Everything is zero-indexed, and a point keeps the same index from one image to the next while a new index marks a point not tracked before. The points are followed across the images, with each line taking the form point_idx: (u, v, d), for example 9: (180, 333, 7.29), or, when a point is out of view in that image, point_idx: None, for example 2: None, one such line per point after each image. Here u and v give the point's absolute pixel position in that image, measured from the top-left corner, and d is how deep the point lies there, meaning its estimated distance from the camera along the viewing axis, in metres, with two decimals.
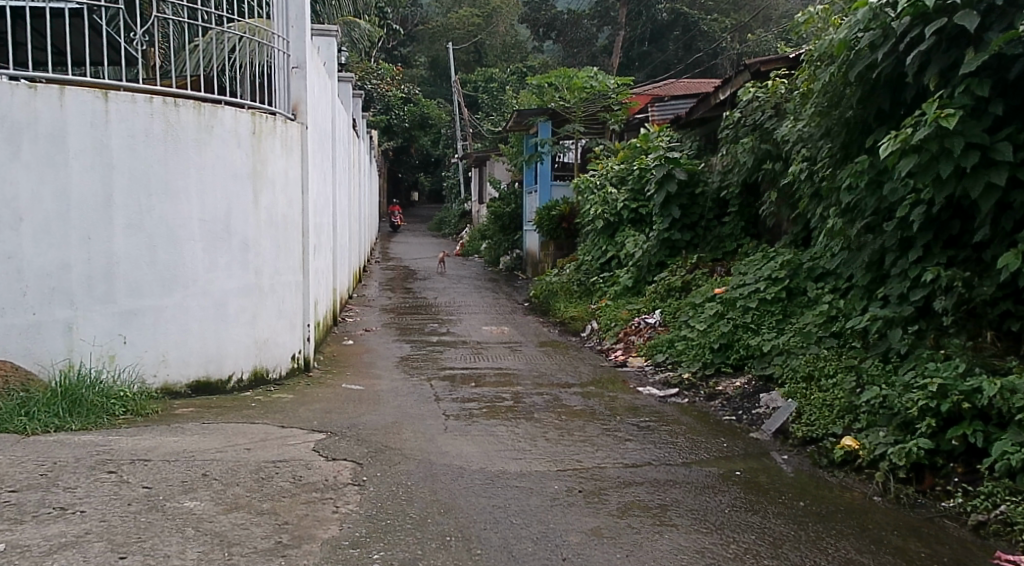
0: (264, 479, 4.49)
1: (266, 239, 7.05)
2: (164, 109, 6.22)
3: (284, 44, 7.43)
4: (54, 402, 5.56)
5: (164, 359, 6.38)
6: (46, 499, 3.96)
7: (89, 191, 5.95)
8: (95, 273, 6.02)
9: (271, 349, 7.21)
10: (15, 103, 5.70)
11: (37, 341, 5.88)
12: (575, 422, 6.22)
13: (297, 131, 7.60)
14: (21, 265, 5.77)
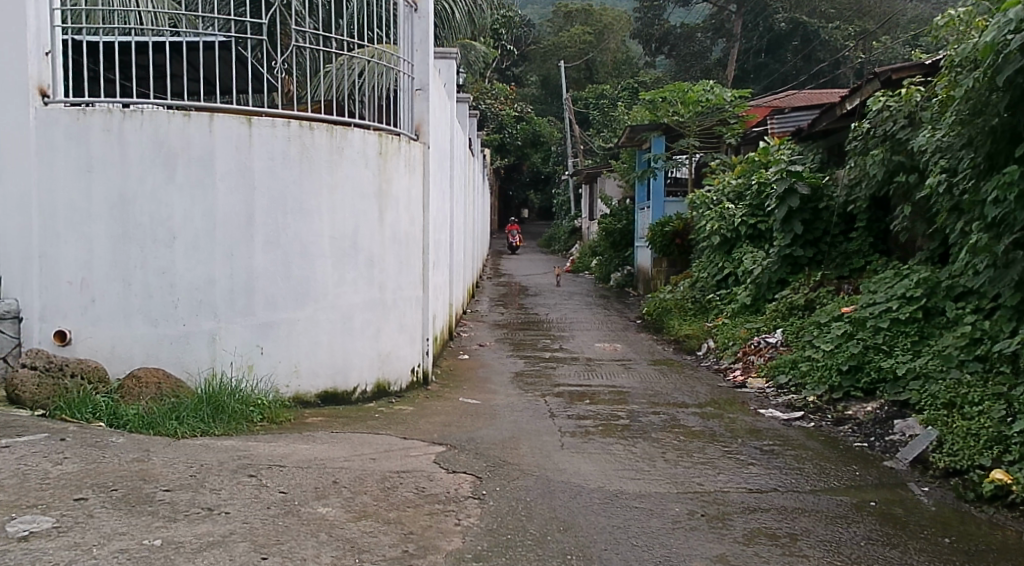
0: (389, 489, 4.64)
1: (390, 255, 7.30)
2: (299, 132, 6.56)
3: (408, 68, 7.72)
4: (200, 407, 5.92)
5: (296, 370, 6.70)
6: (195, 500, 4.23)
7: (233, 210, 6.38)
8: (237, 287, 6.44)
9: (393, 362, 7.44)
10: (172, 129, 6.22)
11: (187, 349, 6.38)
12: (694, 443, 6.12)
13: (419, 151, 7.84)
14: (174, 280, 6.32)
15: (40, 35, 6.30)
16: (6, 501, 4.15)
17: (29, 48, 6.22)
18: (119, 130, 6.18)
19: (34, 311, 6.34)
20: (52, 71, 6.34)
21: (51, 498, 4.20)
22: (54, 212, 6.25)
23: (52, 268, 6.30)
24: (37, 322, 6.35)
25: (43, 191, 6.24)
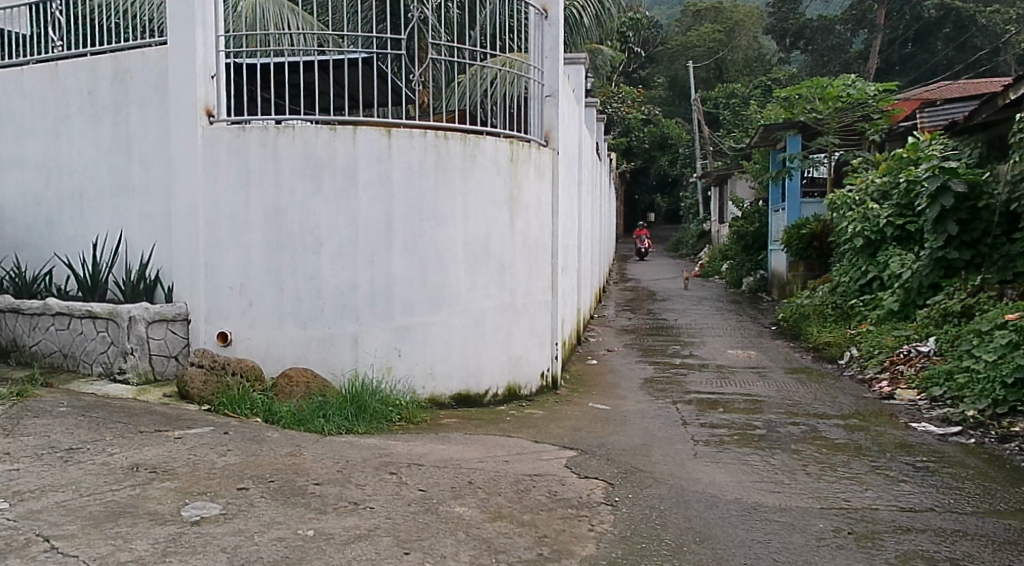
0: (523, 492, 4.71)
1: (521, 260, 7.41)
2: (436, 142, 6.78)
3: (538, 74, 7.81)
4: (344, 406, 6.22)
5: (431, 372, 6.91)
6: (342, 494, 4.45)
7: (374, 218, 6.69)
8: (377, 292, 6.73)
9: (523, 365, 7.54)
10: (320, 143, 6.62)
11: (332, 351, 6.75)
12: (839, 457, 5.86)
13: (549, 156, 7.91)
14: (320, 285, 6.72)
15: (207, 61, 6.93)
16: (177, 487, 4.53)
17: (198, 73, 6.89)
18: (274, 145, 6.68)
19: (199, 313, 7.00)
20: (217, 92, 6.99)
21: (217, 486, 4.54)
22: (218, 222, 6.87)
23: (217, 274, 6.92)
24: (203, 323, 7.01)
25: (209, 203, 6.89)
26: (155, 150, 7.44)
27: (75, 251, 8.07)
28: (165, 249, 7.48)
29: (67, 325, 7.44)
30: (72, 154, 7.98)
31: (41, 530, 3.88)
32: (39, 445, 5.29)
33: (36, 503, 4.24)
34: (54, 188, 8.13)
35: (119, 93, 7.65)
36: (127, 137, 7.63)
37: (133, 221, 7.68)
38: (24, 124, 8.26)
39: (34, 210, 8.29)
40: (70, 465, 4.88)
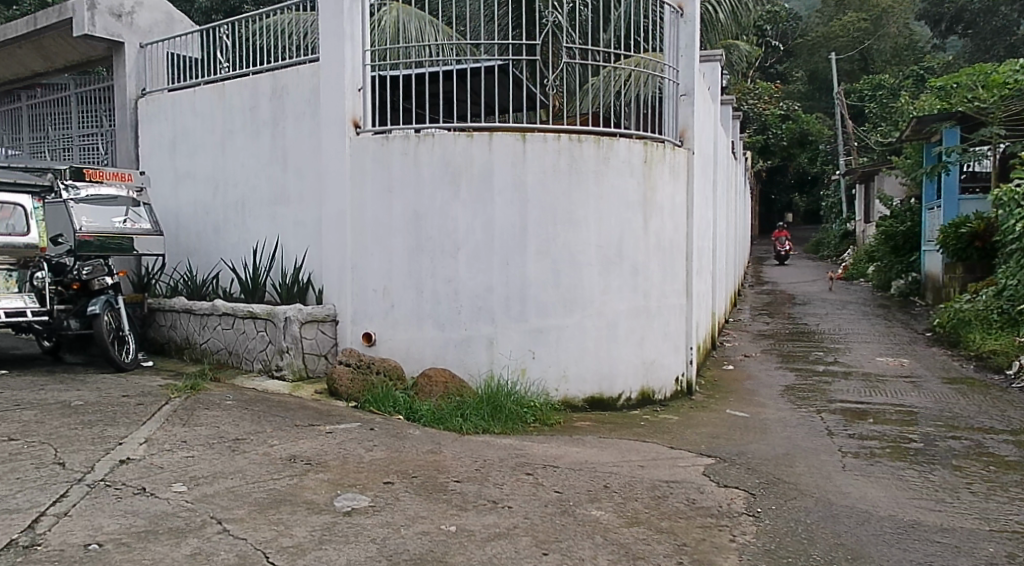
0: (660, 498, 4.66)
1: (655, 262, 7.31)
2: (569, 145, 6.82)
3: (673, 73, 7.70)
4: (481, 406, 6.35)
5: (565, 375, 6.94)
6: (481, 492, 4.55)
7: (509, 222, 6.82)
8: (512, 295, 6.85)
9: (657, 370, 7.43)
10: (458, 149, 6.85)
11: (469, 352, 6.93)
12: (1007, 476, 5.44)
13: (684, 156, 7.75)
14: (457, 288, 6.92)
15: (355, 74, 7.45)
16: (330, 479, 4.78)
17: (346, 86, 7.40)
18: (415, 152, 6.97)
19: (347, 314, 7.38)
20: (363, 103, 7.46)
21: (366, 479, 4.76)
22: (364, 228, 7.27)
23: (363, 276, 7.28)
24: (349, 325, 7.39)
25: (356, 209, 7.31)
26: (307, 161, 7.92)
27: (237, 257, 8.72)
28: (316, 253, 7.93)
29: (231, 325, 8.00)
30: (236, 167, 8.65)
31: (213, 513, 4.20)
32: (209, 434, 5.73)
33: (207, 488, 4.59)
34: (221, 198, 8.83)
35: (276, 109, 8.19)
36: (282, 149, 8.15)
37: (288, 228, 8.19)
38: (196, 141, 9.04)
39: (204, 219, 9.03)
40: (236, 454, 5.25)
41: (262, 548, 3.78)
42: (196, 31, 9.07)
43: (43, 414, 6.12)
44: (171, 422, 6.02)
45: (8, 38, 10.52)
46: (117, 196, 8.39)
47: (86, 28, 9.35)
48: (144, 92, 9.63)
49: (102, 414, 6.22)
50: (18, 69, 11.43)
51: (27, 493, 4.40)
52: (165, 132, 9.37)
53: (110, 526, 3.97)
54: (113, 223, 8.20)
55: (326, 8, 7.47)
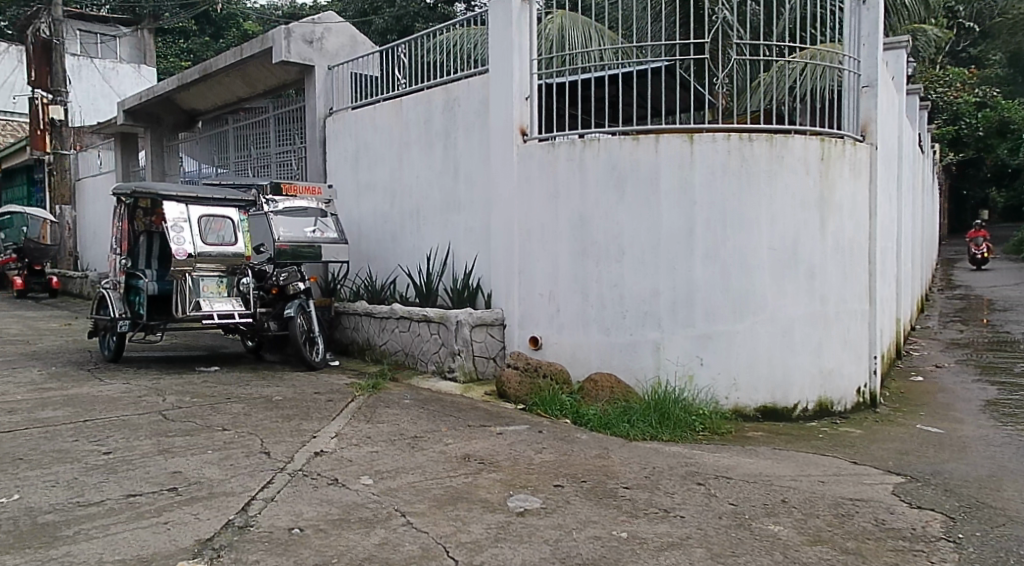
0: (845, 517, 4.41)
1: (834, 264, 6.91)
2: (739, 144, 6.62)
3: (854, 63, 7.25)
4: (648, 412, 6.28)
5: (735, 383, 6.72)
6: (653, 500, 4.51)
7: (676, 225, 6.71)
8: (679, 299, 6.74)
9: (837, 380, 7.03)
10: (623, 152, 6.85)
11: (635, 357, 6.89)
12: None
13: (866, 153, 7.22)
14: (623, 292, 6.91)
15: (522, 83, 7.62)
16: (503, 479, 4.90)
17: (513, 95, 7.57)
18: (581, 157, 7.05)
19: (514, 318, 7.64)
20: (530, 111, 7.62)
21: (537, 481, 4.85)
22: (531, 233, 7.46)
23: (530, 281, 7.50)
24: (516, 328, 7.64)
25: (523, 215, 7.52)
26: (477, 169, 8.18)
27: (413, 263, 9.16)
28: (485, 259, 8.16)
29: (408, 328, 8.39)
30: (411, 177, 9.09)
31: (397, 506, 4.42)
32: (391, 431, 6.04)
33: (392, 482, 4.84)
34: (398, 207, 9.32)
35: (448, 120, 8.52)
36: (453, 158, 8.47)
37: (459, 234, 8.49)
38: (376, 153, 9.58)
39: (383, 227, 9.58)
40: (416, 451, 5.51)
41: (442, 542, 3.94)
42: (376, 51, 9.61)
43: (247, 407, 6.69)
44: (357, 418, 6.40)
45: (217, 68, 11.61)
46: (307, 208, 8.99)
47: (284, 54, 9.99)
48: (332, 111, 10.33)
49: (297, 409, 6.71)
50: (224, 95, 12.57)
51: (237, 478, 4.82)
52: (349, 147, 10.01)
53: (309, 513, 4.28)
54: (305, 232, 8.83)
55: (496, 21, 7.75)
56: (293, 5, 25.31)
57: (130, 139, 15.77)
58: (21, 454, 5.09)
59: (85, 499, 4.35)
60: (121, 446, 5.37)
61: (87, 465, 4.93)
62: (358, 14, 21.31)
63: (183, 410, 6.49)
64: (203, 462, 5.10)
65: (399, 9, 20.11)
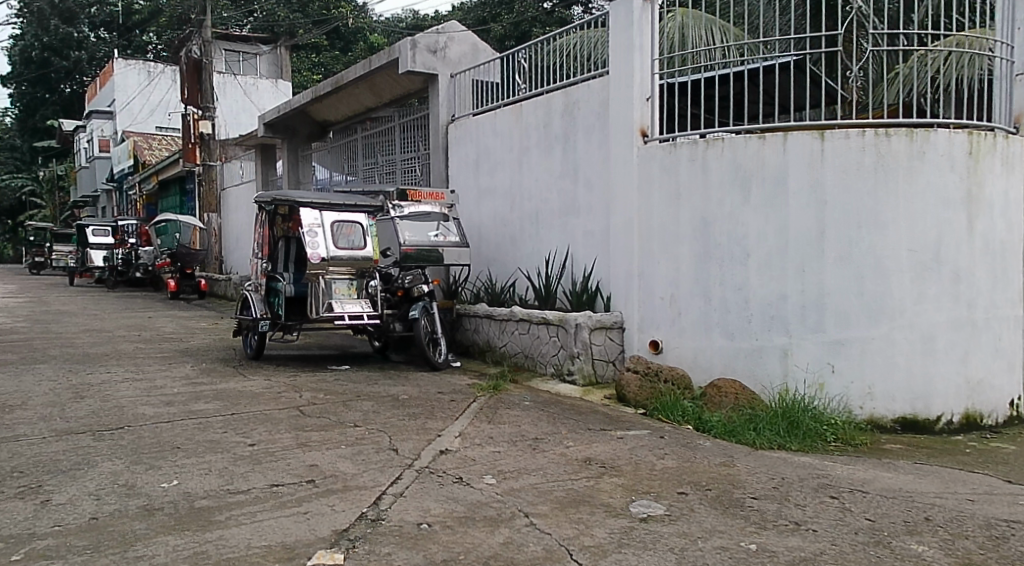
0: (996, 539, 4.17)
1: (982, 267, 6.52)
2: (876, 141, 6.36)
3: (1007, 48, 6.88)
4: (775, 421, 6.12)
5: (870, 392, 6.44)
6: (783, 512, 4.42)
7: (805, 226, 6.53)
8: (809, 303, 6.53)
9: (985, 391, 6.62)
10: (750, 152, 6.73)
11: (761, 363, 6.74)
12: None
13: (1021, 145, 6.79)
14: (748, 296, 6.77)
15: (643, 84, 7.58)
16: (624, 484, 4.92)
17: (634, 96, 7.55)
18: (704, 158, 6.97)
19: (634, 322, 7.64)
20: (651, 112, 7.57)
21: (661, 488, 4.84)
22: (651, 236, 7.44)
23: (650, 285, 7.48)
24: (636, 332, 7.64)
25: (643, 218, 7.50)
26: (596, 172, 8.20)
27: (531, 265, 9.29)
28: (604, 262, 8.18)
29: (527, 330, 8.51)
30: (530, 180, 9.21)
31: (521, 507, 4.51)
32: (513, 432, 6.15)
33: (514, 482, 4.94)
34: (517, 210, 9.47)
35: (567, 123, 8.58)
36: (573, 161, 8.52)
37: (578, 237, 8.53)
38: (496, 158, 9.76)
39: (503, 231, 9.76)
40: (537, 453, 5.60)
41: (567, 544, 4.00)
42: (497, 58, 9.80)
43: (376, 405, 6.98)
44: (479, 418, 6.55)
45: (348, 80, 12.14)
46: (430, 212, 9.30)
47: (409, 64, 10.32)
48: (453, 118, 10.61)
49: (423, 408, 6.94)
50: (354, 105, 13.12)
51: (369, 473, 5.05)
52: (469, 152, 10.24)
53: (436, 509, 4.44)
54: (428, 236, 9.11)
55: (618, 22, 7.75)
56: (416, 16, 26.10)
57: (268, 150, 16.71)
58: (177, 443, 5.52)
59: (234, 487, 4.68)
60: (263, 439, 5.73)
61: (235, 455, 5.29)
62: (477, 22, 21.76)
63: (317, 406, 6.85)
64: (337, 457, 5.37)
65: (517, 16, 20.41)
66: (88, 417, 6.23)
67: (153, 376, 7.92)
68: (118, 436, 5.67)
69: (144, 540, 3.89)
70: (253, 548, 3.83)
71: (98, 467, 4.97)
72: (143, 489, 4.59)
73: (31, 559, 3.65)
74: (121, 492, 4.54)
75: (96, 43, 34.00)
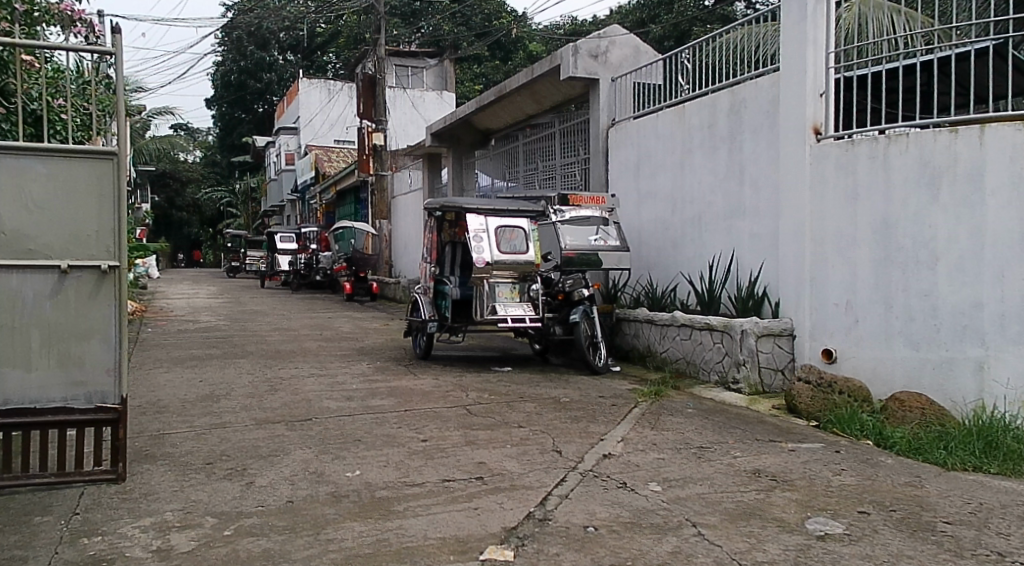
0: None
1: None
2: None
3: None
4: (970, 440, 5.64)
5: None
6: (982, 541, 4.08)
7: (1006, 227, 5.95)
8: (1010, 312, 5.93)
9: None
10: (939, 147, 6.26)
11: (952, 376, 6.22)
12: None
13: None
14: (936, 302, 6.29)
15: (817, 79, 7.23)
16: (798, 499, 4.71)
17: (807, 92, 7.22)
18: (885, 156, 6.57)
19: (805, 329, 7.33)
20: (826, 108, 7.21)
21: (838, 506, 4.59)
22: (824, 240, 7.10)
23: (823, 291, 7.14)
24: (807, 340, 7.32)
25: (816, 220, 7.17)
26: (764, 173, 7.91)
27: (694, 270, 9.10)
28: (772, 267, 7.87)
29: (689, 335, 8.34)
30: (693, 183, 9.02)
31: (689, 516, 4.43)
32: (677, 439, 6.05)
33: (680, 491, 4.85)
34: (679, 214, 9.31)
35: (734, 123, 8.33)
36: (740, 162, 8.25)
37: (744, 241, 8.27)
38: (658, 161, 9.64)
39: (664, 234, 9.62)
40: (703, 462, 5.47)
41: (739, 558, 3.89)
42: (660, 59, 9.66)
43: (539, 407, 7.07)
44: (642, 424, 6.49)
45: (511, 89, 12.35)
46: (590, 216, 9.21)
47: (571, 71, 10.38)
48: (614, 122, 10.58)
49: (585, 411, 6.96)
50: (516, 113, 13.35)
51: (535, 473, 5.13)
52: (631, 155, 10.17)
53: (602, 513, 4.43)
54: (588, 240, 9.08)
55: (791, 16, 7.45)
56: (574, 22, 26.24)
57: (434, 159, 17.35)
58: (358, 436, 5.84)
59: (410, 480, 4.89)
60: (435, 435, 5.95)
61: (410, 450, 5.53)
62: (636, 24, 21.57)
63: (484, 406, 7.02)
64: (504, 456, 5.49)
65: (677, 16, 20.05)
66: (281, 408, 6.73)
67: (333, 372, 8.43)
68: (308, 427, 6.09)
69: (333, 524, 4.15)
70: (429, 539, 3.99)
71: (292, 454, 5.36)
72: (330, 477, 4.90)
73: (239, 535, 3.98)
74: (311, 478, 4.87)
75: (284, 64, 36.69)
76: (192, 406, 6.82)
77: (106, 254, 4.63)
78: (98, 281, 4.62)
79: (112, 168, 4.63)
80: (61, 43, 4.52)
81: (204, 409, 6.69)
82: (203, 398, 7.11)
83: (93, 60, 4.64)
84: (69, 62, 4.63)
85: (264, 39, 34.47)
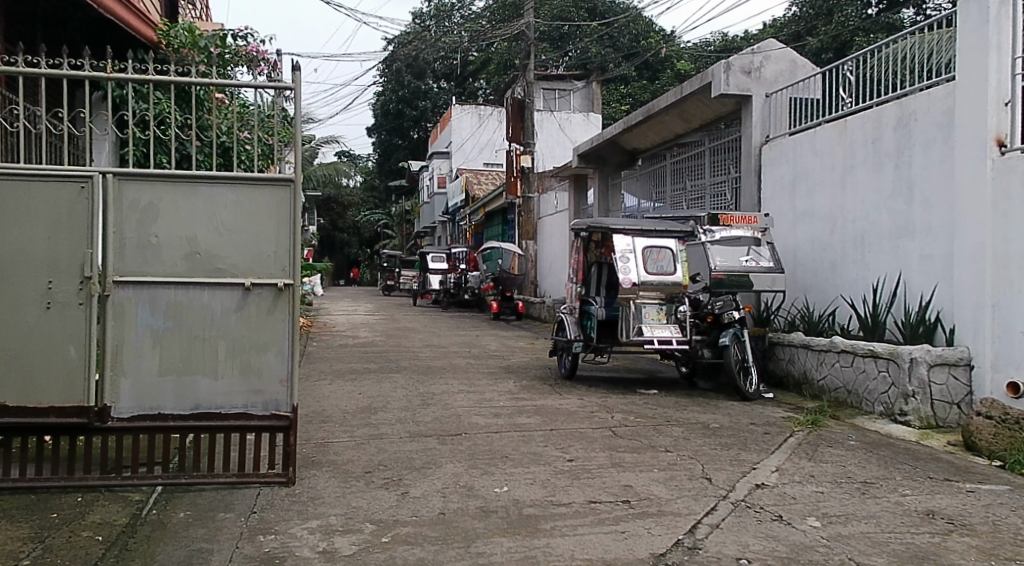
0: None
1: None
2: None
3: None
4: None
5: None
6: None
7: None
8: None
9: None
10: None
11: None
12: None
13: None
14: None
15: (1001, 88, 6.73)
16: (980, 546, 4.32)
17: (990, 101, 6.73)
18: None
19: (986, 360, 6.76)
20: (1012, 118, 6.67)
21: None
22: (1009, 261, 6.54)
23: (1008, 318, 6.57)
24: (989, 372, 6.74)
25: (999, 240, 6.64)
26: (937, 189, 7.40)
27: (856, 293, 8.61)
28: (947, 290, 7.32)
29: (851, 362, 7.88)
30: (855, 202, 8.57)
31: (851, 555, 4.17)
32: (837, 473, 5.72)
33: (842, 528, 4.57)
34: (839, 234, 8.86)
35: (902, 136, 7.85)
36: (909, 178, 7.76)
37: (913, 262, 7.75)
38: (816, 180, 9.24)
39: (822, 255, 9.18)
40: (867, 498, 5.13)
41: None
42: (819, 72, 9.27)
43: (687, 432, 6.89)
44: (798, 454, 6.19)
45: (659, 108, 12.22)
46: (741, 237, 8.88)
47: (723, 88, 10.16)
48: (768, 139, 10.24)
49: (735, 438, 6.72)
50: (664, 132, 13.20)
51: (683, 499, 4.99)
52: (786, 173, 9.80)
53: (755, 546, 4.26)
54: (739, 262, 8.72)
55: (971, 20, 7.00)
56: (726, 39, 25.76)
57: (580, 180, 17.48)
58: (506, 453, 5.92)
59: (557, 499, 4.89)
60: (582, 455, 5.94)
61: (556, 469, 5.54)
62: (792, 36, 21.00)
63: (630, 428, 6.93)
64: (651, 480, 5.38)
65: (837, 27, 19.26)
66: (434, 422, 6.93)
67: (482, 389, 8.59)
68: (458, 442, 6.23)
69: (483, 538, 4.22)
70: (577, 559, 3.97)
71: (443, 468, 5.49)
72: (480, 492, 4.98)
73: (396, 542, 4.12)
74: (462, 492, 4.96)
75: (439, 92, 38.03)
76: (353, 417, 7.15)
77: (283, 273, 4.95)
78: (275, 298, 4.95)
79: (290, 194, 4.95)
80: (248, 82, 4.91)
81: (363, 421, 6.99)
82: (362, 410, 7.44)
83: (274, 95, 5.02)
84: (254, 98, 5.03)
85: (420, 70, 36.19)
